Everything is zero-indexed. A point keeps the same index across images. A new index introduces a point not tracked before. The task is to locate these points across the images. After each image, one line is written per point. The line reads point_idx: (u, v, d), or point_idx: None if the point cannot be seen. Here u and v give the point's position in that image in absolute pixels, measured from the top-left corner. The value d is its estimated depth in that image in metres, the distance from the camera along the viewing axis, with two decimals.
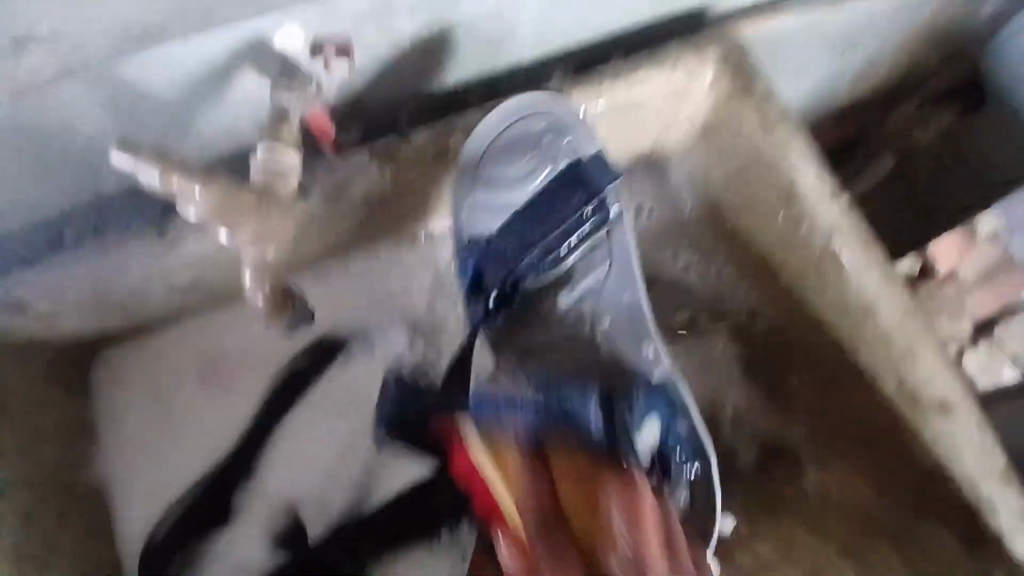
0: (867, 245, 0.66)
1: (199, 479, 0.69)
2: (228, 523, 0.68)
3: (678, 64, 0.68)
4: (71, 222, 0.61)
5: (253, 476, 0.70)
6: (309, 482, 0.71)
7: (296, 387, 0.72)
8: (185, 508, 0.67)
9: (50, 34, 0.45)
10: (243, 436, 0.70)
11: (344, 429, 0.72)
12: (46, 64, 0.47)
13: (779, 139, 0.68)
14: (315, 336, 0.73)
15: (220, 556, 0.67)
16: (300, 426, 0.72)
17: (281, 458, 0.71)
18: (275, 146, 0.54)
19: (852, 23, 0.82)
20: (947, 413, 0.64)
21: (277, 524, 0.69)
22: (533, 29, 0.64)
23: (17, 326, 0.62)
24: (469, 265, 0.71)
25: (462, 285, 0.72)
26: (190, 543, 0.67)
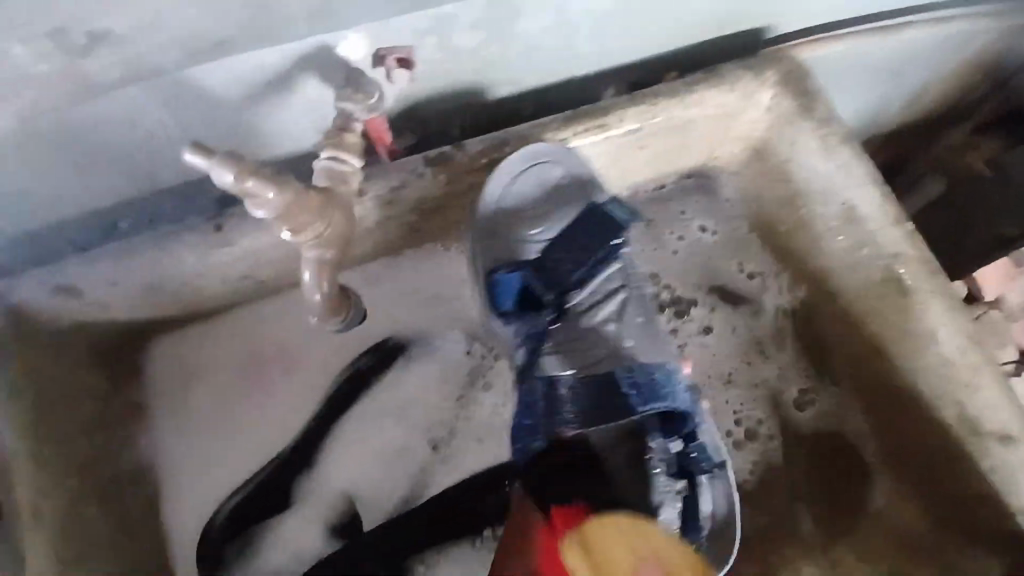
0: (926, 272, 0.64)
1: (258, 469, 0.70)
2: (286, 511, 0.69)
3: (737, 84, 0.67)
4: (132, 212, 0.64)
5: (313, 468, 0.71)
6: (366, 477, 0.71)
7: (355, 387, 0.73)
8: (245, 495, 0.69)
9: (123, 35, 0.45)
10: (302, 430, 0.72)
11: (399, 428, 0.73)
12: (112, 68, 0.47)
13: (837, 163, 0.67)
14: (377, 338, 0.74)
15: (273, 545, 0.68)
16: (357, 424, 0.73)
17: (341, 452, 0.72)
18: (338, 152, 0.51)
19: (912, 48, 0.80)
20: (1007, 442, 0.61)
21: (333, 516, 0.69)
22: (590, 44, 0.64)
23: (71, 315, 0.63)
24: (510, 284, 0.67)
25: (500, 305, 0.68)
26: (250, 527, 0.68)
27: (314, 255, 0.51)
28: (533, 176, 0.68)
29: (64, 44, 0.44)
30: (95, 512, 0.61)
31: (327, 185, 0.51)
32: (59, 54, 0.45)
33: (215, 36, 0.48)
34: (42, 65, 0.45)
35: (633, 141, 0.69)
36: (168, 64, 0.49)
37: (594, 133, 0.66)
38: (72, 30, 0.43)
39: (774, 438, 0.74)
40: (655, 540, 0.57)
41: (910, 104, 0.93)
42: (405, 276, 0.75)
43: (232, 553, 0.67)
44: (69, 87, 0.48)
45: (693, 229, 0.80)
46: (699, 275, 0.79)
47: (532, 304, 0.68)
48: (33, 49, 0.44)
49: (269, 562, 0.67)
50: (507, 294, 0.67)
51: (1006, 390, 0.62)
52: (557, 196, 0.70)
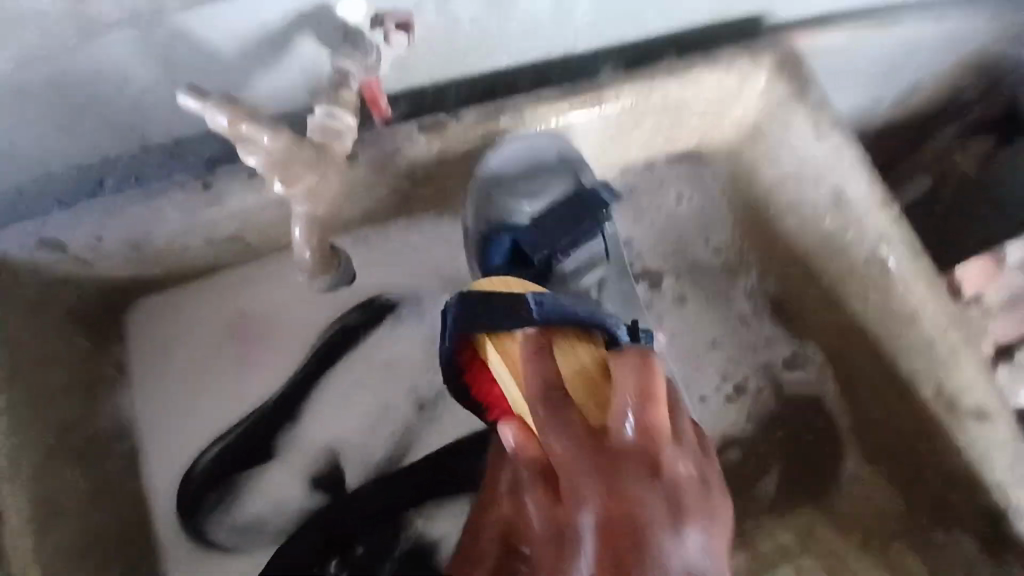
0: (909, 260, 0.65)
1: (241, 421, 0.70)
2: (268, 461, 0.69)
3: (733, 67, 0.67)
4: (115, 170, 0.63)
5: (297, 422, 0.71)
6: (350, 432, 0.71)
7: (342, 343, 0.73)
8: (226, 446, 0.69)
9: None
10: (288, 384, 0.71)
11: (387, 386, 0.73)
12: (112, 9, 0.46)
13: (829, 148, 0.67)
14: (366, 296, 0.74)
15: (255, 493, 0.68)
16: (344, 379, 0.73)
17: (327, 405, 0.72)
18: (334, 108, 0.50)
19: (905, 43, 0.81)
20: (983, 419, 0.63)
21: (315, 468, 0.70)
22: (590, 18, 0.63)
23: (52, 271, 0.62)
24: (501, 245, 0.64)
25: (489, 261, 0.65)
26: (231, 476, 0.68)
27: (307, 213, 0.51)
28: (522, 149, 0.65)
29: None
30: (73, 466, 0.61)
31: (321, 140, 0.49)
32: None
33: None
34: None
35: (630, 117, 0.69)
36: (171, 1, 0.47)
37: (590, 107, 0.66)
38: None
39: (762, 390, 0.75)
40: (567, 332, 0.53)
41: (901, 100, 0.94)
42: (395, 245, 0.75)
43: (212, 500, 0.67)
44: (73, 21, 0.46)
45: (669, 198, 0.79)
46: (671, 249, 0.79)
47: (522, 262, 0.65)
48: None
49: (251, 509, 0.68)
50: (499, 251, 0.65)
51: (983, 376, 0.63)
52: (538, 176, 0.66)
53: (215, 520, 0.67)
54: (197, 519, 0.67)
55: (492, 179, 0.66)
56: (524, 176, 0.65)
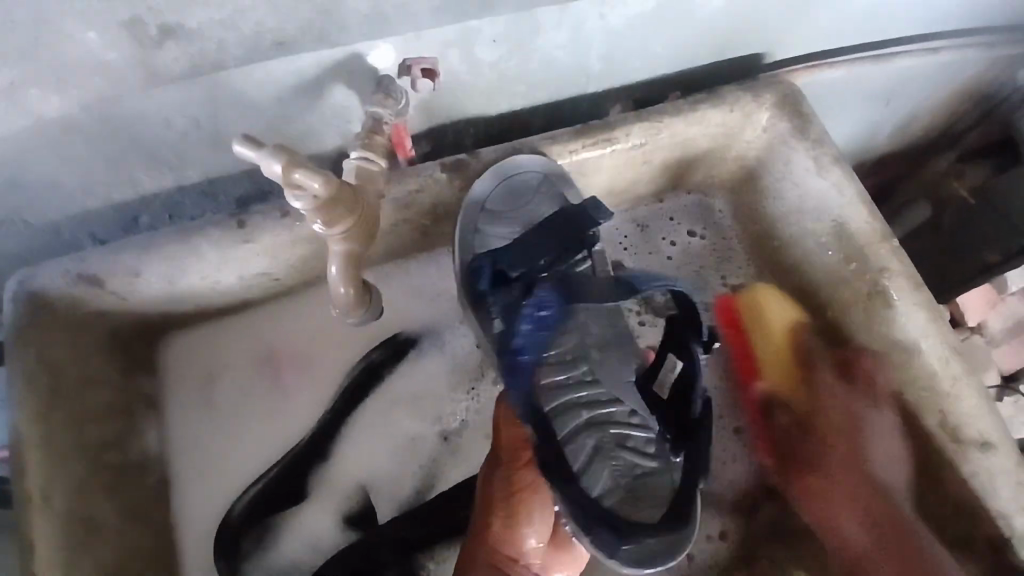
0: (913, 287, 0.67)
1: (276, 460, 0.72)
2: (302, 500, 0.72)
3: (736, 105, 0.71)
4: (150, 208, 0.66)
5: (329, 459, 0.73)
6: (379, 468, 0.73)
7: (369, 378, 0.76)
8: (262, 486, 0.71)
9: (195, 28, 0.47)
10: (318, 422, 0.74)
11: (412, 419, 0.75)
12: (177, 60, 0.49)
13: (830, 182, 0.70)
14: (389, 332, 0.77)
15: (291, 533, 0.70)
16: (371, 414, 0.75)
17: (357, 442, 0.74)
18: (367, 153, 0.54)
19: (897, 78, 0.85)
20: (987, 448, 0.64)
21: (347, 506, 0.72)
22: (601, 61, 0.67)
23: (90, 305, 0.64)
24: (484, 265, 0.67)
25: (476, 283, 0.67)
26: (266, 517, 0.70)
27: (342, 249, 0.54)
28: (508, 184, 0.69)
29: (134, 33, 0.46)
30: (103, 498, 0.62)
31: (357, 183, 0.53)
32: (130, 43, 0.47)
33: (276, 36, 0.50)
34: (110, 52, 0.47)
35: (640, 155, 0.72)
36: (228, 58, 0.51)
37: (602, 146, 0.69)
38: (149, 18, 0.45)
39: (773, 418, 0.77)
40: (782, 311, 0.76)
41: (897, 130, 0.98)
42: (415, 278, 0.78)
43: (248, 542, 0.69)
44: (136, 74, 0.50)
45: (682, 235, 0.83)
46: (691, 283, 0.81)
47: (506, 279, 0.67)
48: (101, 36, 0.45)
49: (286, 550, 0.70)
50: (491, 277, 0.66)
51: (987, 402, 0.65)
52: (525, 213, 0.70)
53: (251, 562, 0.69)
54: (236, 559, 0.69)
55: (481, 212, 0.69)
56: (501, 212, 0.69)
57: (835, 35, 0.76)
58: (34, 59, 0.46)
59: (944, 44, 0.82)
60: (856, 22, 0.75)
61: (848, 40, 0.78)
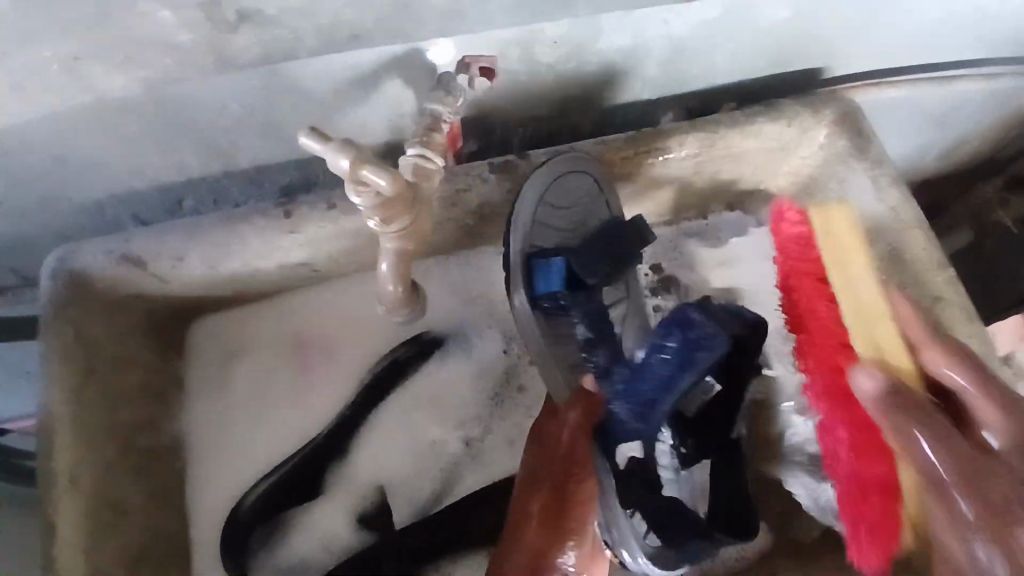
0: (970, 319, 0.64)
1: (292, 452, 0.71)
2: (317, 497, 0.70)
3: (795, 120, 0.69)
4: (195, 191, 0.66)
5: (347, 456, 0.72)
6: (398, 469, 0.72)
7: (392, 376, 0.74)
8: (276, 480, 0.69)
9: (271, 16, 0.46)
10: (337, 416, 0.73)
11: (434, 422, 0.74)
12: (249, 46, 0.49)
13: (886, 205, 0.68)
14: (415, 331, 0.76)
15: (303, 530, 0.69)
16: (392, 413, 0.74)
17: (376, 441, 0.73)
18: (425, 149, 0.52)
19: (958, 100, 0.82)
20: None
21: (364, 505, 0.70)
22: (659, 68, 0.66)
23: (130, 285, 0.64)
24: (556, 267, 0.64)
25: (541, 283, 0.64)
26: (279, 513, 0.69)
27: (395, 248, 0.53)
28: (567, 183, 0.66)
29: (207, 17, 0.45)
30: (129, 479, 0.62)
31: (414, 180, 0.51)
32: (201, 27, 0.46)
33: (353, 28, 0.49)
34: (184, 33, 0.46)
35: (692, 166, 0.70)
36: (303, 50, 0.50)
37: (654, 154, 0.67)
38: (224, 5, 0.45)
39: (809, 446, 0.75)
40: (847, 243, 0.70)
41: (949, 153, 0.95)
42: (453, 278, 0.77)
43: (259, 536, 0.68)
44: (206, 57, 0.49)
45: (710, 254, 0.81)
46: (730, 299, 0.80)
47: (576, 285, 0.65)
48: (179, 17, 0.45)
49: (299, 546, 0.68)
50: (551, 277, 0.64)
51: None
52: (572, 218, 0.68)
53: (262, 557, 0.67)
54: (245, 554, 0.67)
55: (541, 208, 0.66)
56: (551, 207, 0.66)
57: (897, 54, 0.74)
58: (102, 34, 0.45)
59: (1011, 67, 0.79)
60: (920, 41, 0.73)
61: (909, 59, 0.75)
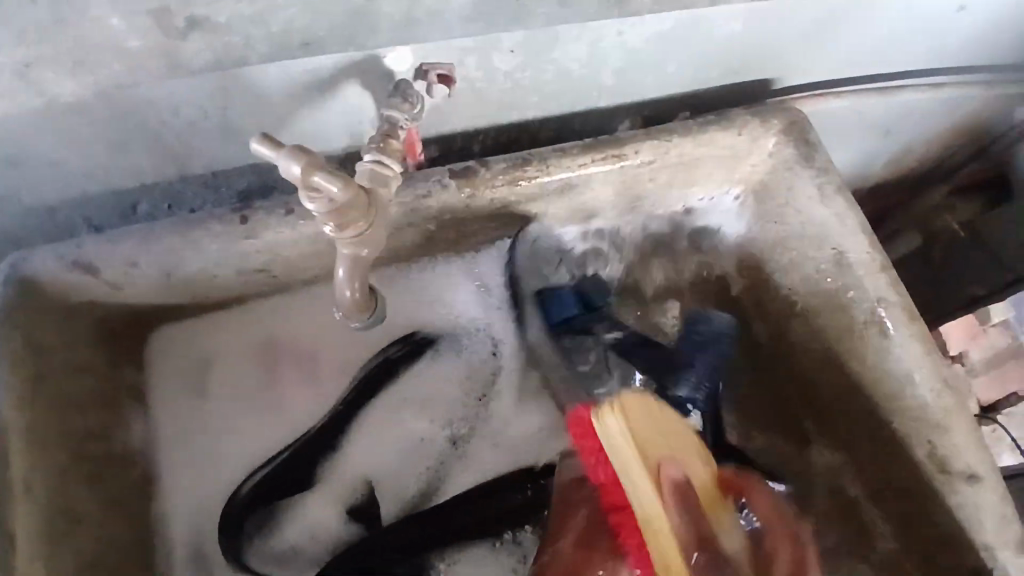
0: (909, 318, 0.68)
1: (280, 450, 0.73)
2: (308, 490, 0.72)
3: (745, 129, 0.71)
4: (150, 196, 0.65)
5: (336, 453, 0.73)
6: (387, 464, 0.74)
7: (382, 375, 0.76)
8: (269, 473, 0.71)
9: (222, 23, 0.46)
10: (330, 415, 0.74)
11: (421, 420, 0.76)
12: (201, 52, 0.48)
13: (833, 211, 0.70)
14: (407, 331, 0.77)
15: (293, 521, 0.72)
16: (385, 411, 0.75)
17: (370, 437, 0.75)
18: (382, 156, 0.52)
19: (900, 109, 0.86)
20: (972, 480, 0.65)
21: (352, 500, 0.73)
22: (615, 77, 0.67)
23: (84, 291, 0.63)
24: (565, 298, 0.77)
25: (553, 315, 0.76)
26: (270, 506, 0.71)
27: (350, 254, 0.53)
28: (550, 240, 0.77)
29: (158, 22, 0.45)
30: (85, 488, 0.61)
31: (369, 187, 0.51)
32: (152, 31, 0.46)
33: (307, 35, 0.49)
34: (132, 39, 0.46)
35: (648, 173, 0.72)
36: (254, 57, 0.50)
37: (611, 161, 0.69)
38: (176, 12, 0.45)
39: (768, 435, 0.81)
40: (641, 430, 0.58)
41: (894, 160, 0.99)
42: (415, 283, 0.77)
43: (252, 527, 0.71)
44: (158, 64, 0.49)
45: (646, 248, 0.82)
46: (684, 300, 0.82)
47: (587, 309, 0.77)
48: (129, 22, 0.45)
49: (289, 537, 0.71)
50: (561, 305, 0.76)
51: (975, 434, 0.66)
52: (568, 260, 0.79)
53: (254, 546, 0.71)
54: (237, 544, 0.70)
55: (536, 258, 0.77)
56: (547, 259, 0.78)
57: (842, 65, 0.77)
58: (51, 40, 0.45)
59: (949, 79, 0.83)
60: (863, 54, 0.76)
61: (854, 71, 0.79)
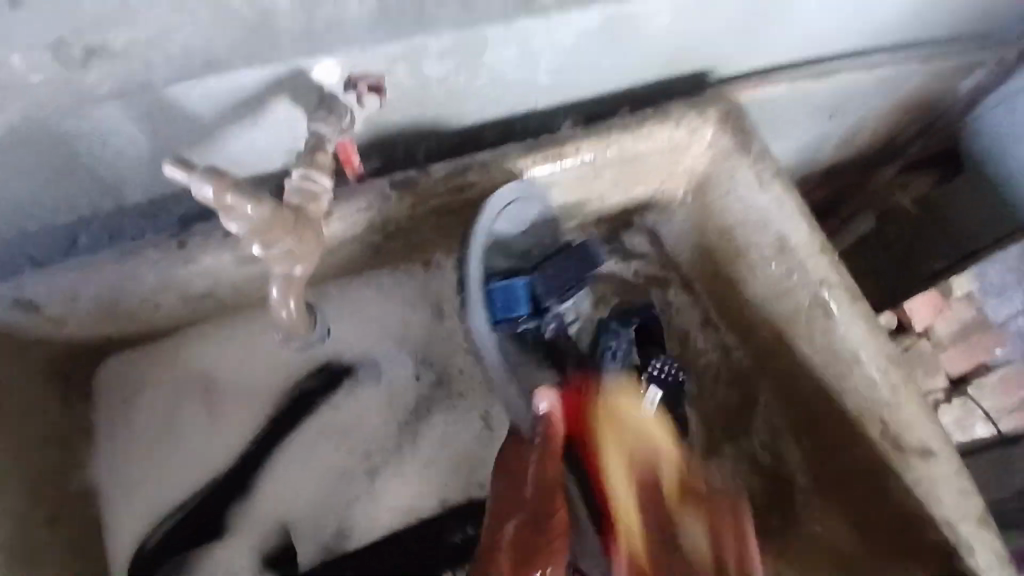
0: (851, 296, 0.68)
1: (196, 491, 0.70)
2: (222, 536, 0.70)
3: (683, 121, 0.72)
4: (89, 228, 0.64)
5: (252, 492, 0.72)
6: (305, 502, 0.73)
7: (299, 408, 0.74)
8: (180, 519, 0.69)
9: (120, 50, 0.47)
10: (242, 454, 0.72)
11: (341, 451, 0.74)
12: (106, 79, 0.48)
13: (774, 194, 0.71)
14: (323, 360, 0.76)
15: (206, 571, 0.69)
16: (298, 449, 0.74)
17: (281, 477, 0.73)
18: (311, 170, 0.53)
19: (836, 93, 0.87)
20: (927, 456, 0.66)
21: (268, 543, 0.71)
22: (549, 77, 0.68)
23: (25, 330, 0.62)
24: (513, 288, 0.73)
25: (494, 305, 0.72)
26: (180, 555, 0.69)
27: (282, 271, 0.53)
28: (514, 210, 0.72)
29: (60, 51, 0.45)
30: (40, 533, 0.60)
31: (297, 204, 0.53)
32: (57, 65, 0.46)
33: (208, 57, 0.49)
34: (34, 76, 0.46)
35: (590, 170, 0.72)
36: (159, 80, 0.49)
37: (552, 161, 0.70)
38: (71, 43, 0.45)
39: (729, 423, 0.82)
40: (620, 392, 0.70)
41: (841, 142, 1.01)
42: (369, 298, 0.77)
43: None
44: (65, 95, 0.48)
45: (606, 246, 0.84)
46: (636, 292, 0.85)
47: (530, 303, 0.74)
48: (30, 55, 0.45)
49: None
50: (508, 299, 0.73)
51: (926, 410, 0.67)
52: (528, 237, 0.76)
53: None
54: None
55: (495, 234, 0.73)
56: (507, 235, 0.74)
57: (776, 52, 0.78)
58: None
59: (882, 59, 0.84)
60: (795, 41, 0.77)
61: (788, 56, 0.80)
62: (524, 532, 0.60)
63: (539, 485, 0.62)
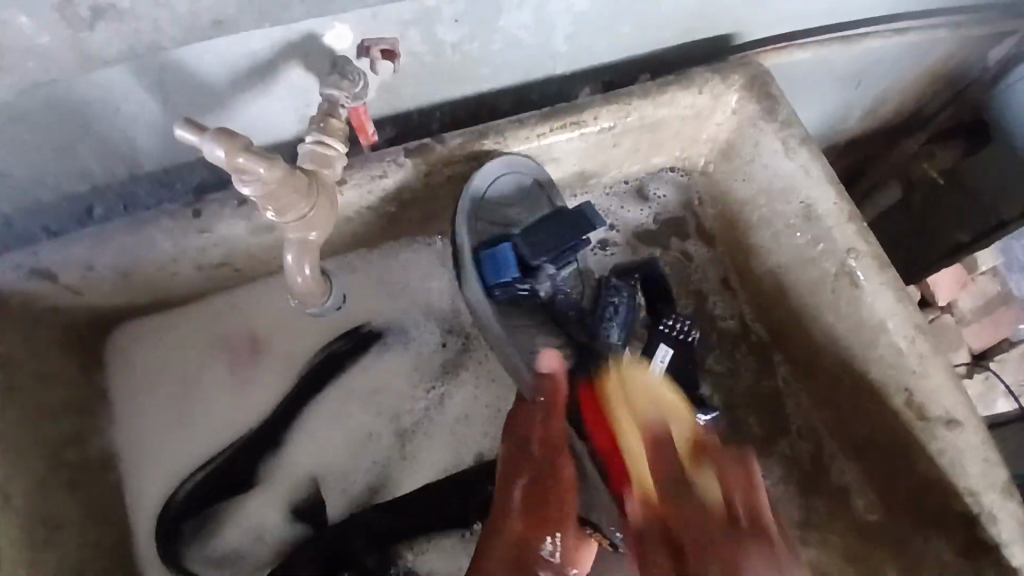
0: (878, 265, 0.67)
1: (224, 449, 0.71)
2: (250, 489, 0.71)
3: (704, 87, 0.70)
4: (104, 198, 0.64)
5: (279, 451, 0.72)
6: (333, 460, 0.73)
7: (328, 370, 0.74)
8: (208, 474, 0.70)
9: (127, 8, 0.45)
10: (271, 414, 0.73)
11: (367, 413, 0.74)
12: (113, 42, 0.47)
13: (799, 163, 0.69)
14: (354, 323, 0.76)
15: (234, 522, 0.70)
16: (327, 408, 0.74)
17: (308, 434, 0.73)
18: (324, 135, 0.52)
19: (864, 59, 0.84)
20: (952, 426, 0.65)
21: (295, 498, 0.71)
22: (567, 42, 0.66)
23: (41, 299, 0.62)
24: (501, 253, 0.68)
25: (486, 273, 0.69)
26: (208, 508, 0.69)
27: (295, 237, 0.53)
28: (505, 175, 0.69)
29: (66, 12, 0.44)
30: (63, 496, 0.60)
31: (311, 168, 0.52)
32: (64, 26, 0.45)
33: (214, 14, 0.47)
34: (41, 40, 0.45)
35: (609, 138, 0.71)
36: (167, 40, 0.48)
37: (570, 129, 0.68)
38: (77, 1, 0.44)
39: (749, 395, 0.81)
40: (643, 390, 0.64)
41: (867, 112, 0.98)
42: (383, 269, 0.77)
43: (190, 530, 0.68)
44: (74, 57, 0.47)
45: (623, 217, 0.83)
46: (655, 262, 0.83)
47: (524, 268, 0.70)
48: (36, 16, 0.43)
49: (228, 540, 0.69)
50: (499, 266, 0.68)
51: (953, 378, 0.65)
52: (527, 204, 0.72)
53: (192, 550, 0.68)
54: (176, 547, 0.68)
55: (486, 199, 0.69)
56: (506, 204, 0.71)
57: (803, 17, 0.75)
58: None
59: (915, 22, 0.81)
60: (824, 5, 0.74)
61: (816, 21, 0.77)
62: (534, 491, 0.59)
63: (544, 442, 0.61)
